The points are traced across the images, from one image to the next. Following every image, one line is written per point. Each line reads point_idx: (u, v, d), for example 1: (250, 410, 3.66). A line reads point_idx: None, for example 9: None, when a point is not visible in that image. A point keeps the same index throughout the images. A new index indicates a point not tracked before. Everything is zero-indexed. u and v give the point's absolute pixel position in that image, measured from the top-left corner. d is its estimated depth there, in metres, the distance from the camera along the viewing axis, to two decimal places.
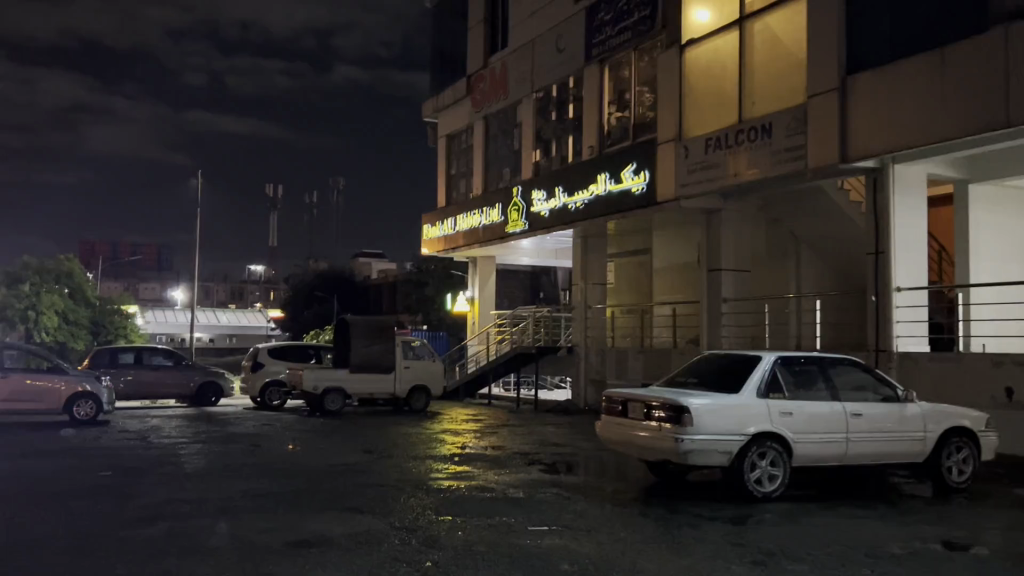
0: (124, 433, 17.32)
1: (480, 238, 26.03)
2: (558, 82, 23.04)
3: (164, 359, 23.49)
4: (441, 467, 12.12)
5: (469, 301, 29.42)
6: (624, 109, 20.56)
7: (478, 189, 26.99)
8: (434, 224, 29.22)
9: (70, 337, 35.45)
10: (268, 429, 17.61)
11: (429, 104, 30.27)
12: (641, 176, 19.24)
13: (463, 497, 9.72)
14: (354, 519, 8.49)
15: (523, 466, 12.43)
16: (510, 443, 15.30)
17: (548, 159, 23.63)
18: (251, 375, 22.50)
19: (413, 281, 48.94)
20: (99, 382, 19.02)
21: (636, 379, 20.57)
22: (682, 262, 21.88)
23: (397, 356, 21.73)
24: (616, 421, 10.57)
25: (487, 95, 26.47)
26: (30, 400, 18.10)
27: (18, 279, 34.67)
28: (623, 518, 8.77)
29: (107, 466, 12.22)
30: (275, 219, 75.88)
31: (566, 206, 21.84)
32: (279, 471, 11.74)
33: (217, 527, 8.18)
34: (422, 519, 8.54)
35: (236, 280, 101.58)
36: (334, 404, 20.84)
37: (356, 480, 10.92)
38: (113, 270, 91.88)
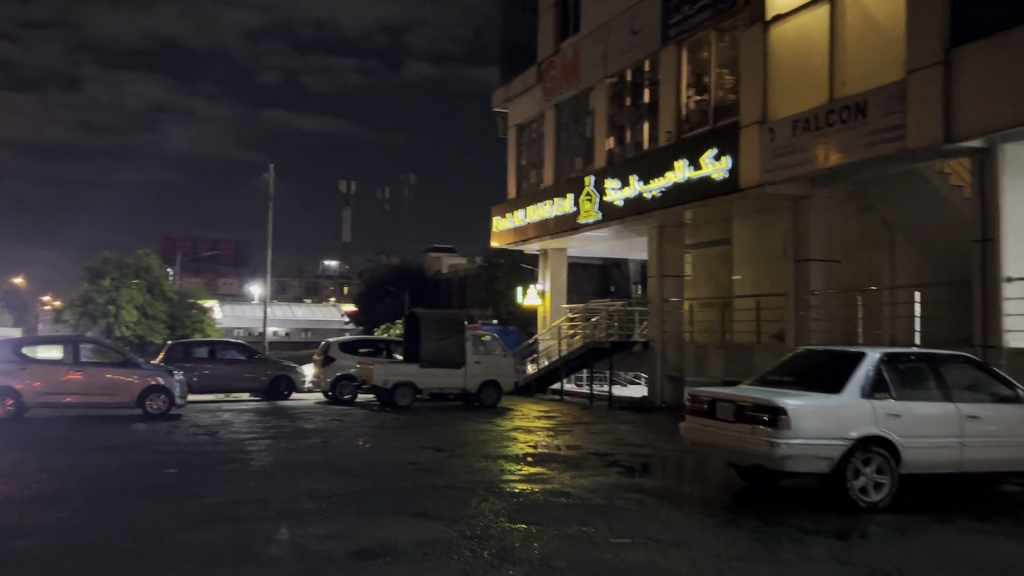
0: (194, 428, 17.14)
1: (551, 230, 25.34)
2: (633, 66, 22.19)
3: (237, 353, 23.42)
4: (514, 468, 11.47)
5: (540, 295, 28.76)
6: (703, 92, 19.62)
7: (549, 180, 26.30)
8: (503, 216, 28.63)
9: (149, 331, 35.52)
10: (338, 424, 17.26)
11: (498, 94, 29.67)
12: (722, 161, 18.26)
13: (538, 503, 9.06)
14: (424, 526, 7.92)
15: (602, 469, 11.69)
16: (585, 442, 14.56)
17: (622, 146, 22.82)
18: (323, 368, 22.29)
19: (483, 275, 48.55)
20: (171, 376, 18.83)
21: (717, 375, 19.65)
22: (765, 252, 20.86)
23: (467, 350, 21.23)
24: (703, 422, 9.78)
25: (559, 82, 25.72)
26: (104, 394, 18.13)
27: (99, 274, 35.91)
28: (715, 531, 7.99)
29: (173, 463, 11.92)
30: (348, 214, 76.25)
31: (641, 195, 20.98)
32: (346, 469, 11.27)
33: (278, 532, 7.70)
34: (494, 527, 7.91)
35: (311, 276, 103.15)
36: (405, 399, 20.49)
37: (425, 482, 10.36)
38: (193, 267, 94.09)
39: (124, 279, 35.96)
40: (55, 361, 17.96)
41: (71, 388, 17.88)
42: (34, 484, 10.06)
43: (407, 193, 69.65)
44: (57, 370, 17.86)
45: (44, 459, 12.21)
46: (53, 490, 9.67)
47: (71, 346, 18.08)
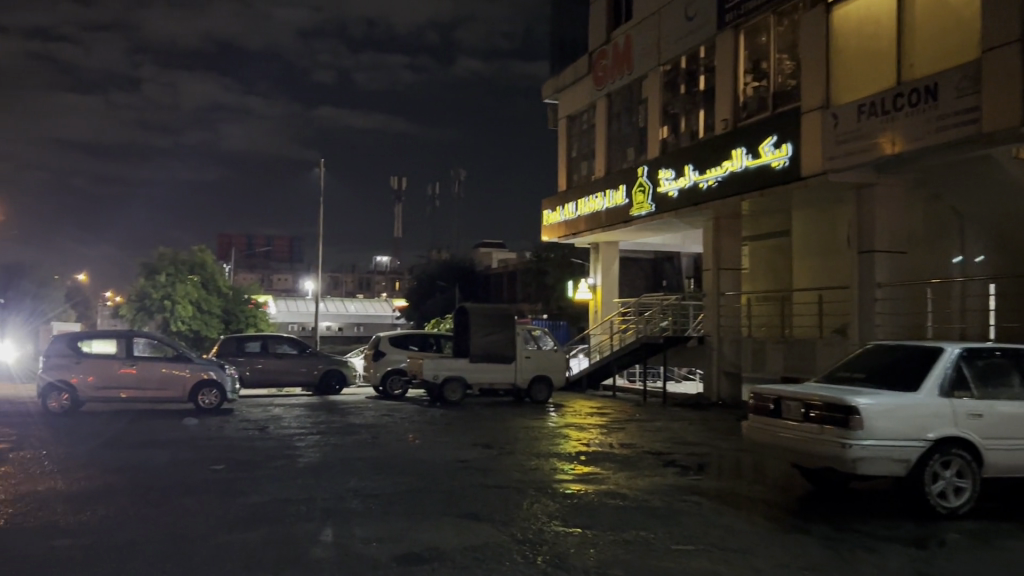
0: (245, 422, 17.07)
1: (602, 223, 24.82)
2: (688, 53, 21.60)
3: (290, 347, 23.39)
4: (566, 468, 11.05)
5: (592, 289, 28.24)
6: (761, 79, 18.97)
7: (600, 171, 25.79)
8: (554, 210, 28.19)
9: (204, 326, 35.83)
10: (387, 419, 17.02)
11: (548, 84, 29.22)
12: (783, 149, 17.58)
13: (593, 505, 8.64)
14: (473, 529, 7.57)
15: (658, 469, 11.21)
16: (640, 441, 14.07)
17: (677, 136, 22.24)
18: (373, 363, 22.09)
19: (534, 270, 48.09)
20: (223, 369, 18.81)
21: (776, 371, 18.98)
22: (828, 243, 20.11)
23: (518, 345, 20.87)
24: (768, 421, 9.26)
25: (610, 72, 25.19)
26: (157, 389, 18.18)
27: (155, 270, 36.29)
28: (781, 537, 7.50)
29: (220, 459, 11.76)
30: (400, 210, 76.35)
31: (696, 185, 20.38)
32: (395, 467, 10.99)
33: (323, 534, 7.41)
34: (546, 531, 7.52)
35: (364, 272, 103.92)
36: (454, 394, 20.24)
37: (474, 481, 10.01)
38: (248, 263, 95.30)
39: (179, 274, 36.37)
40: (108, 356, 18.05)
41: (124, 382, 17.94)
42: (80, 479, 9.96)
43: (457, 189, 69.47)
44: (110, 364, 17.92)
45: (94, 454, 12.13)
46: (99, 486, 9.54)
47: (125, 341, 18.08)
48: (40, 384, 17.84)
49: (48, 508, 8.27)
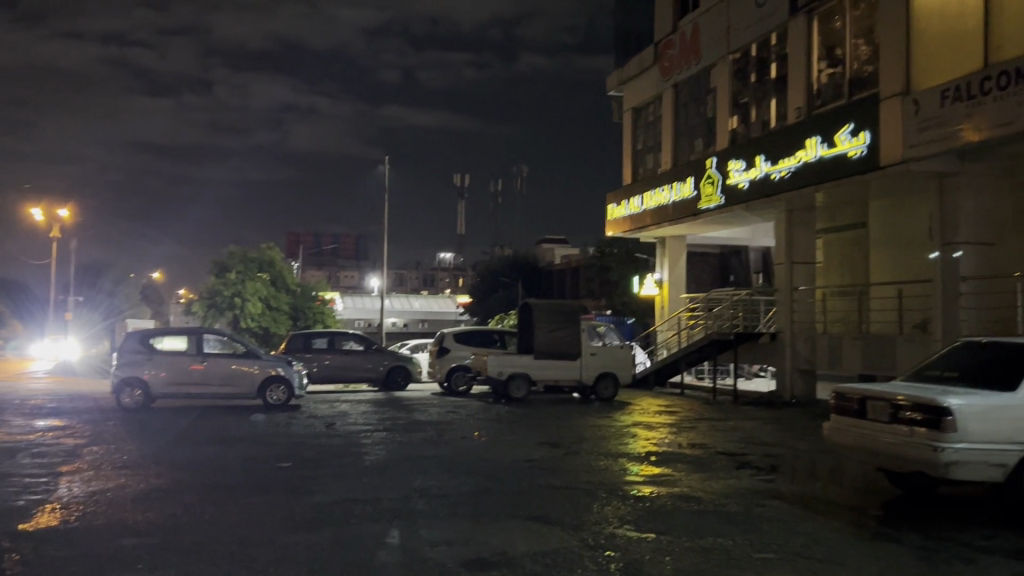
0: (312, 419, 17.11)
1: (669, 216, 24.31)
2: (759, 40, 20.99)
3: (356, 343, 23.45)
4: (635, 469, 10.72)
5: (658, 284, 27.73)
6: (837, 65, 18.27)
7: (667, 164, 25.29)
8: (619, 204, 27.73)
9: (273, 323, 36.26)
10: (453, 416, 16.85)
11: (613, 77, 28.76)
12: (860, 137, 16.88)
13: (665, 509, 8.30)
14: (542, 533, 7.31)
15: (732, 471, 10.79)
16: (711, 440, 13.64)
17: (747, 126, 21.64)
18: (437, 359, 21.99)
19: (598, 265, 47.57)
20: (291, 366, 18.85)
21: (853, 368, 18.29)
22: (907, 236, 19.36)
23: (583, 341, 20.53)
24: (851, 422, 8.79)
25: (677, 62, 24.66)
26: (227, 385, 18.33)
27: (225, 267, 36.89)
28: (870, 547, 7.06)
29: (286, 456, 11.74)
30: (463, 207, 76.46)
31: (768, 176, 19.76)
32: (461, 466, 10.80)
33: (389, 536, 7.22)
34: (618, 536, 7.22)
35: (428, 269, 104.61)
36: (519, 391, 20.01)
37: (541, 481, 9.74)
38: (315, 260, 96.63)
39: (249, 271, 36.87)
40: (179, 352, 18.26)
41: (195, 378, 18.14)
42: (151, 477, 9.98)
43: (519, 184, 69.19)
44: (181, 361, 18.17)
45: (165, 451, 12.21)
46: (169, 484, 9.54)
47: (195, 338, 18.32)
48: (113, 380, 18.16)
49: (118, 506, 8.28)
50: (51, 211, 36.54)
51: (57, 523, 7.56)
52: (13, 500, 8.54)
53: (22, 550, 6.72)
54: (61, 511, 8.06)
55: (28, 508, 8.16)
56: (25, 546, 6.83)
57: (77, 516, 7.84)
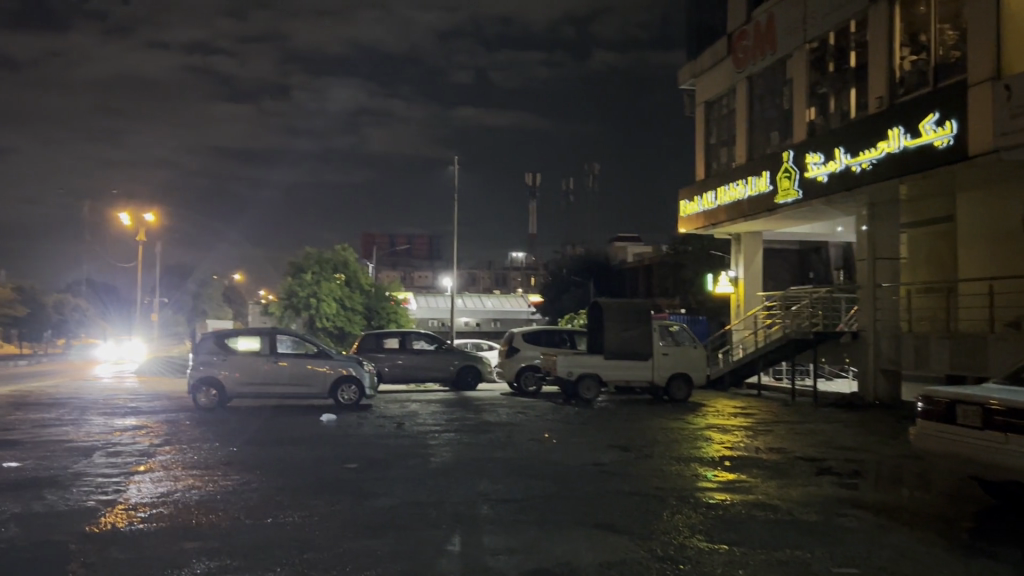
0: (381, 419, 17.08)
1: (744, 212, 23.64)
2: (838, 28, 20.24)
3: (426, 343, 23.43)
4: (709, 474, 10.33)
5: (733, 282, 27.02)
6: (921, 51, 17.44)
7: (742, 158, 24.61)
8: (692, 200, 27.12)
9: (348, 323, 36.59)
10: (522, 417, 16.62)
11: (685, 70, 28.16)
12: (947, 126, 16.06)
13: (739, 519, 7.92)
14: (609, 543, 7.02)
15: (812, 477, 10.30)
16: (789, 445, 13.10)
17: (825, 117, 20.88)
18: (507, 359, 21.80)
19: (671, 263, 46.69)
20: (362, 366, 18.89)
21: (940, 369, 17.44)
22: (999, 229, 18.41)
23: (655, 341, 20.09)
24: (939, 428, 8.26)
25: (751, 53, 23.97)
26: (300, 385, 18.46)
27: (301, 269, 37.40)
28: (961, 562, 6.57)
29: (353, 457, 11.70)
30: (535, 206, 76.21)
31: (849, 169, 18.99)
32: (528, 470, 10.56)
33: (450, 543, 7.01)
34: (689, 547, 6.88)
35: (500, 269, 104.80)
36: (590, 391, 19.69)
37: (611, 487, 9.44)
38: (390, 261, 97.64)
39: (324, 272, 37.28)
40: (253, 353, 18.46)
41: (268, 378, 18.32)
42: (221, 479, 10.00)
43: (591, 183, 68.56)
44: (255, 361, 18.38)
45: (236, 451, 12.26)
46: (236, 486, 9.54)
47: (268, 338, 18.52)
48: (190, 380, 18.40)
49: (184, 509, 8.30)
50: (137, 215, 37.65)
51: (124, 525, 7.60)
52: (84, 500, 8.64)
53: (86, 552, 6.73)
54: (129, 512, 8.10)
55: (98, 509, 8.24)
56: (91, 548, 6.85)
57: (144, 518, 7.87)
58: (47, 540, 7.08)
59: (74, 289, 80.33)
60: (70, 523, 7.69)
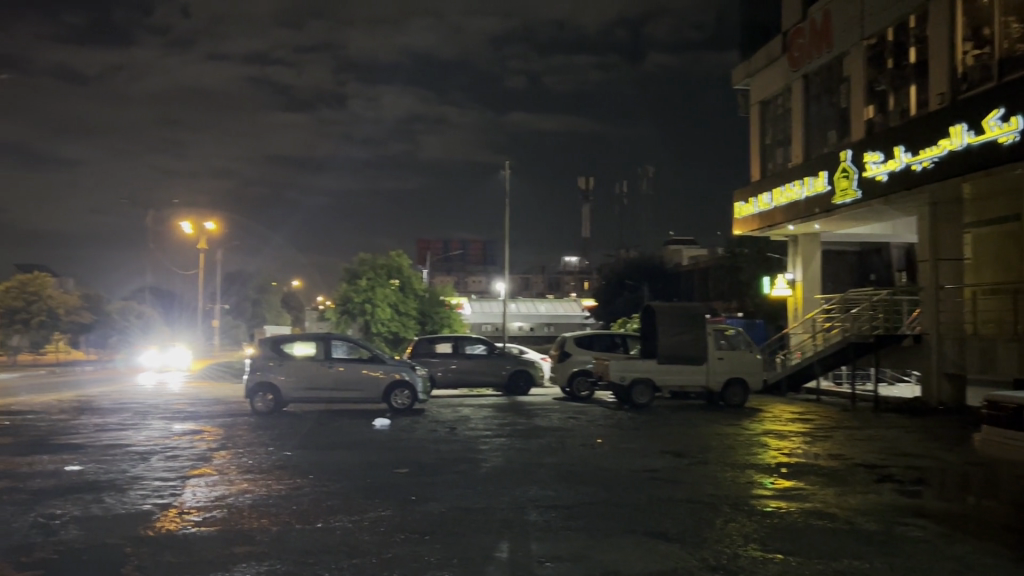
0: (434, 423, 17.10)
1: (801, 213, 23.18)
2: (896, 24, 19.74)
3: (479, 347, 23.45)
4: (766, 481, 10.10)
5: (791, 284, 26.53)
6: (984, 46, 16.92)
7: (799, 158, 24.15)
8: (747, 202, 26.71)
9: (402, 327, 36.80)
10: (574, 422, 16.49)
11: (739, 70, 27.76)
12: (1013, 122, 15.53)
13: (795, 527, 7.73)
14: (659, 551, 6.90)
15: (871, 485, 10.01)
16: (850, 451, 12.77)
17: (884, 115, 20.38)
18: (559, 364, 21.69)
19: (728, 266, 46.05)
20: (414, 371, 19.00)
21: (1008, 372, 16.86)
22: None
23: (709, 346, 19.79)
24: (1006, 436, 7.95)
25: (807, 52, 23.52)
26: (354, 389, 18.62)
27: (356, 275, 37.75)
28: None
29: (404, 462, 11.73)
30: (588, 210, 75.93)
31: (909, 167, 18.49)
32: (580, 476, 10.45)
33: (499, 550, 6.96)
34: (742, 556, 6.73)
35: (554, 274, 104.72)
36: (643, 397, 19.51)
37: (662, 494, 9.30)
38: (444, 266, 98.22)
39: (379, 278, 37.52)
40: (308, 358, 18.65)
41: (323, 383, 18.51)
42: (274, 483, 10.09)
43: (645, 186, 68.03)
44: (310, 366, 18.57)
45: (290, 456, 12.40)
46: (289, 491, 9.62)
47: (323, 343, 18.69)
48: (246, 385, 18.64)
49: (237, 513, 8.40)
50: (199, 224, 38.47)
51: (177, 529, 7.71)
52: (140, 504, 8.79)
53: (140, 556, 6.84)
54: (183, 516, 8.23)
55: (153, 512, 8.39)
56: (145, 551, 6.95)
57: (197, 522, 7.97)
58: (104, 543, 7.21)
59: (139, 296, 82.51)
60: (126, 526, 7.84)
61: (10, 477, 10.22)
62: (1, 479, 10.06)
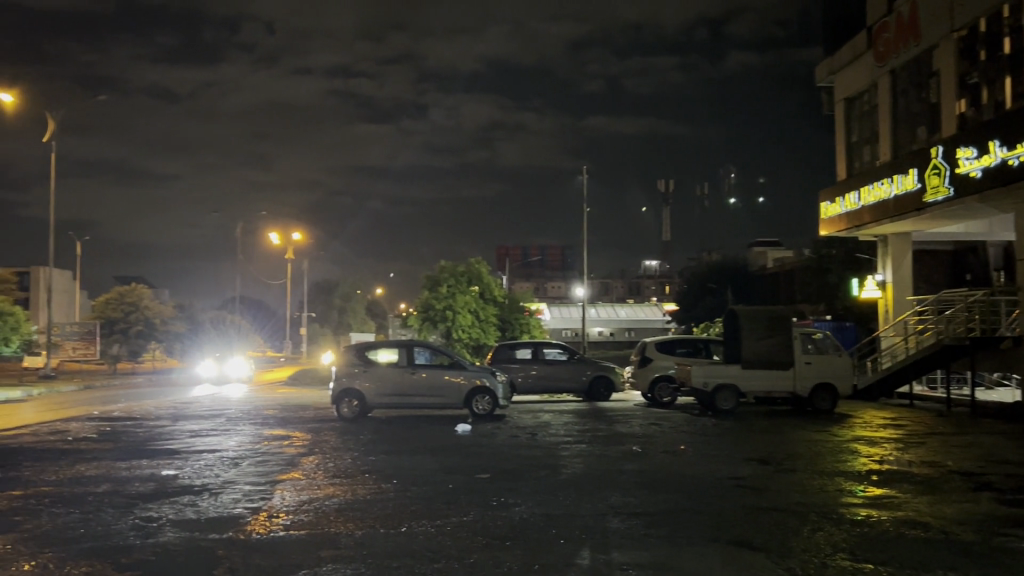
0: (515, 429, 17.20)
1: (890, 212, 22.48)
2: (989, 13, 19.01)
3: (559, 353, 23.41)
4: (856, 489, 9.82)
5: (881, 286, 25.74)
6: None
7: (887, 156, 23.46)
8: (833, 201, 26.04)
9: (482, 334, 37.10)
10: (656, 428, 16.31)
11: (822, 68, 27.13)
12: None
13: (887, 536, 7.50)
14: (742, 559, 6.79)
15: (967, 493, 9.64)
16: (944, 457, 12.35)
17: (977, 108, 19.64)
18: (640, 369, 21.51)
19: (814, 269, 44.93)
20: (495, 377, 19.05)
21: None
22: None
23: (796, 350, 19.33)
24: None
25: (893, 45, 22.82)
26: (435, 395, 18.81)
27: (437, 282, 38.03)
28: None
29: (486, 467, 11.81)
30: (668, 214, 75.20)
31: (1005, 163, 17.75)
32: (663, 483, 10.33)
33: (580, 557, 6.95)
34: (830, 566, 6.57)
35: (633, 278, 104.22)
36: (727, 402, 19.13)
37: (747, 502, 9.12)
38: (524, 272, 98.66)
39: (459, 284, 37.79)
40: (391, 364, 18.94)
41: (404, 388, 18.78)
42: (360, 488, 10.30)
43: (726, 188, 66.99)
44: (394, 373, 18.86)
45: (375, 461, 12.62)
46: (374, 495, 9.80)
47: (406, 350, 18.99)
48: (333, 392, 19.06)
49: (324, 517, 8.59)
50: (286, 234, 39.48)
51: (267, 532, 7.94)
52: (233, 508, 9.08)
53: (232, 558, 7.06)
54: (273, 519, 8.47)
55: (244, 516, 8.65)
56: (236, 554, 7.17)
57: (285, 525, 8.18)
58: (198, 545, 7.48)
59: (229, 306, 85.19)
60: (219, 528, 8.11)
61: (112, 480, 10.71)
62: (104, 484, 10.53)
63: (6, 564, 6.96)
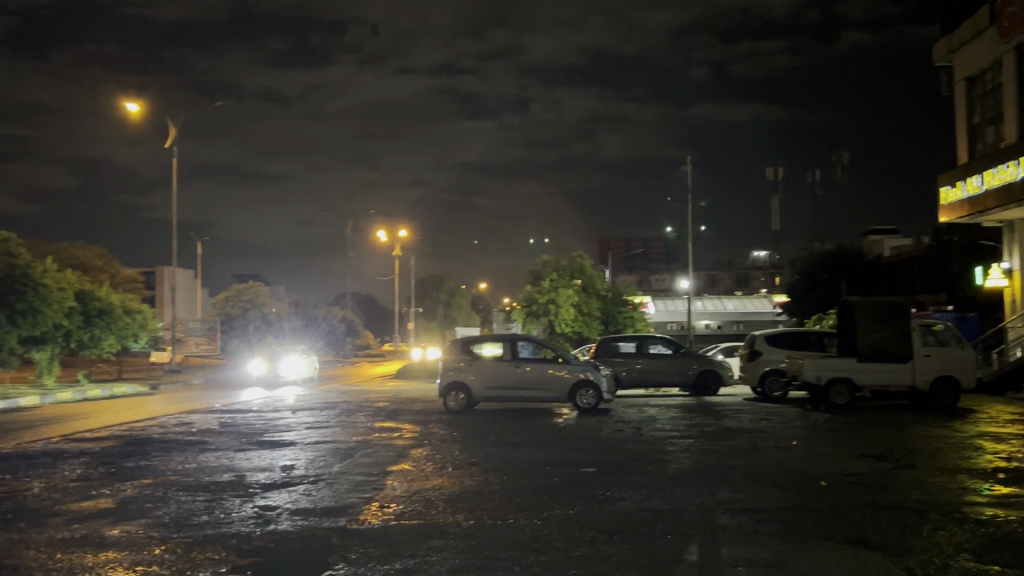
0: (620, 423, 17.06)
1: (1016, 196, 21.26)
2: None
3: (664, 346, 23.18)
4: (981, 487, 9.36)
5: (1008, 273, 24.35)
6: None
7: (1013, 137, 22.20)
8: (954, 186, 24.79)
9: (586, 328, 37.02)
10: (766, 423, 15.94)
11: (940, 46, 25.85)
12: None
13: (1015, 537, 7.14)
14: (858, 558, 6.59)
15: None
16: None
17: None
18: (749, 363, 21.04)
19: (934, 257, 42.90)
20: (598, 371, 18.98)
21: None
22: None
23: (915, 342, 18.54)
24: None
25: (1018, 20, 21.57)
26: (538, 389, 18.90)
27: (540, 276, 38.46)
28: None
29: (593, 461, 11.78)
30: (777, 203, 73.16)
31: None
32: (772, 479, 10.10)
33: (689, 552, 6.89)
34: (955, 566, 6.31)
35: (741, 268, 102.15)
36: (841, 396, 18.60)
37: (862, 499, 8.84)
38: (628, 265, 97.70)
39: (563, 277, 37.97)
40: (495, 357, 19.12)
41: (509, 381, 18.94)
42: (468, 479, 10.44)
43: (839, 174, 64.65)
44: (498, 366, 19.04)
45: (481, 454, 12.73)
46: (481, 487, 9.92)
47: (510, 344, 19.14)
48: (440, 385, 19.39)
49: (433, 507, 8.77)
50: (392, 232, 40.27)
51: (378, 521, 8.16)
52: (346, 497, 9.37)
53: (348, 546, 7.28)
54: (384, 509, 8.71)
55: (357, 505, 8.92)
56: (350, 542, 7.40)
57: (396, 515, 8.40)
58: (315, 533, 7.76)
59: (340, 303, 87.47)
60: (335, 517, 8.39)
61: (234, 471, 11.19)
62: (226, 473, 11.00)
63: (138, 549, 7.37)
